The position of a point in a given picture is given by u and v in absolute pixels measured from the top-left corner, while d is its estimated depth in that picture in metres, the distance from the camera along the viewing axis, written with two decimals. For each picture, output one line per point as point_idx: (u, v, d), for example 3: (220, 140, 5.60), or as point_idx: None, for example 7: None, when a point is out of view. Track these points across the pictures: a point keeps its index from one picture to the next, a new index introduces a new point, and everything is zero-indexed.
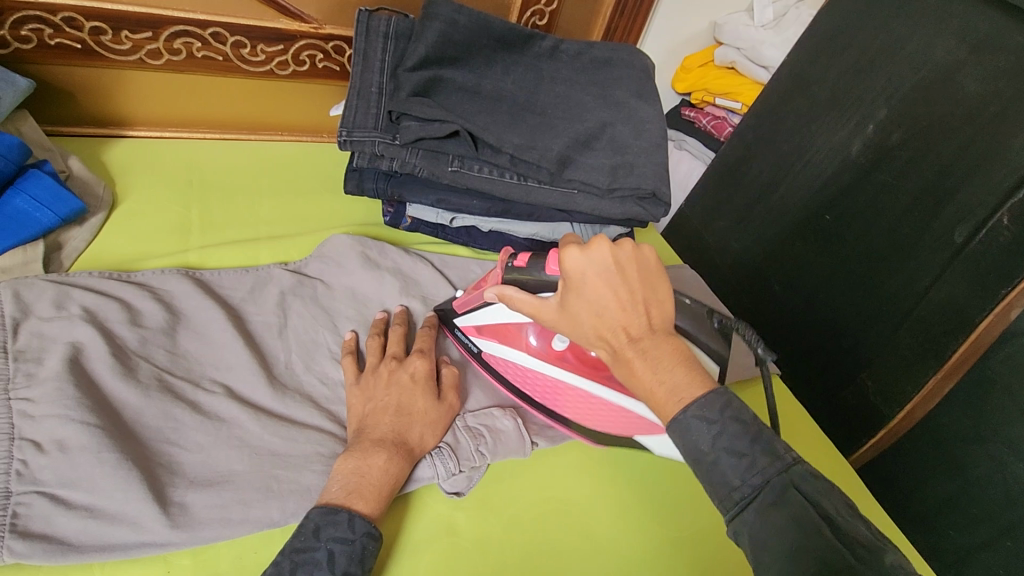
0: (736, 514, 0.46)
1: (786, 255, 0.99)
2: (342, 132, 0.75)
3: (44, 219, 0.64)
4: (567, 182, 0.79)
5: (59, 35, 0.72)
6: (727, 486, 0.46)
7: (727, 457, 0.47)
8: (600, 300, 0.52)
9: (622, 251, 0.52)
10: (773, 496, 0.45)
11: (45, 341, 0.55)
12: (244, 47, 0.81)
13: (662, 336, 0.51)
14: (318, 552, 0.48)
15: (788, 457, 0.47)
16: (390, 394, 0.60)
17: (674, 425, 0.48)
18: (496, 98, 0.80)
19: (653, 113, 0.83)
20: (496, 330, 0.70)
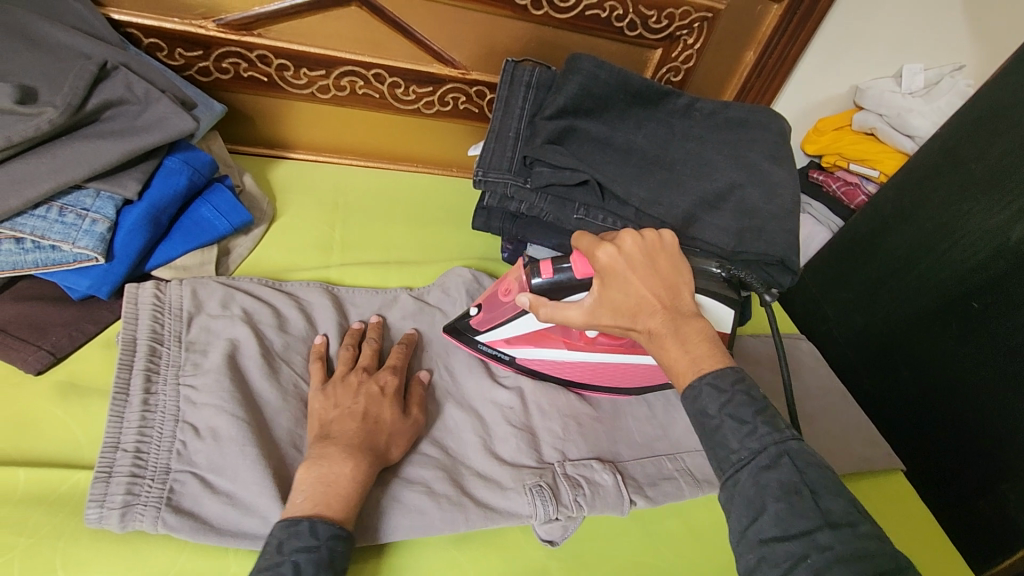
0: (730, 476, 0.46)
1: (920, 341, 0.91)
2: (478, 171, 0.79)
3: (220, 227, 0.73)
4: (690, 240, 0.78)
5: (252, 69, 0.83)
6: (726, 450, 0.47)
7: (732, 422, 0.47)
8: (629, 282, 0.55)
9: (646, 239, 0.56)
10: (767, 461, 0.45)
11: (210, 335, 0.63)
12: (399, 87, 0.89)
13: (688, 315, 0.54)
14: (283, 565, 0.46)
15: (790, 433, 0.46)
16: (356, 402, 0.59)
17: (689, 393, 0.50)
18: (626, 150, 0.81)
19: (787, 177, 0.80)
20: (532, 337, 0.69)
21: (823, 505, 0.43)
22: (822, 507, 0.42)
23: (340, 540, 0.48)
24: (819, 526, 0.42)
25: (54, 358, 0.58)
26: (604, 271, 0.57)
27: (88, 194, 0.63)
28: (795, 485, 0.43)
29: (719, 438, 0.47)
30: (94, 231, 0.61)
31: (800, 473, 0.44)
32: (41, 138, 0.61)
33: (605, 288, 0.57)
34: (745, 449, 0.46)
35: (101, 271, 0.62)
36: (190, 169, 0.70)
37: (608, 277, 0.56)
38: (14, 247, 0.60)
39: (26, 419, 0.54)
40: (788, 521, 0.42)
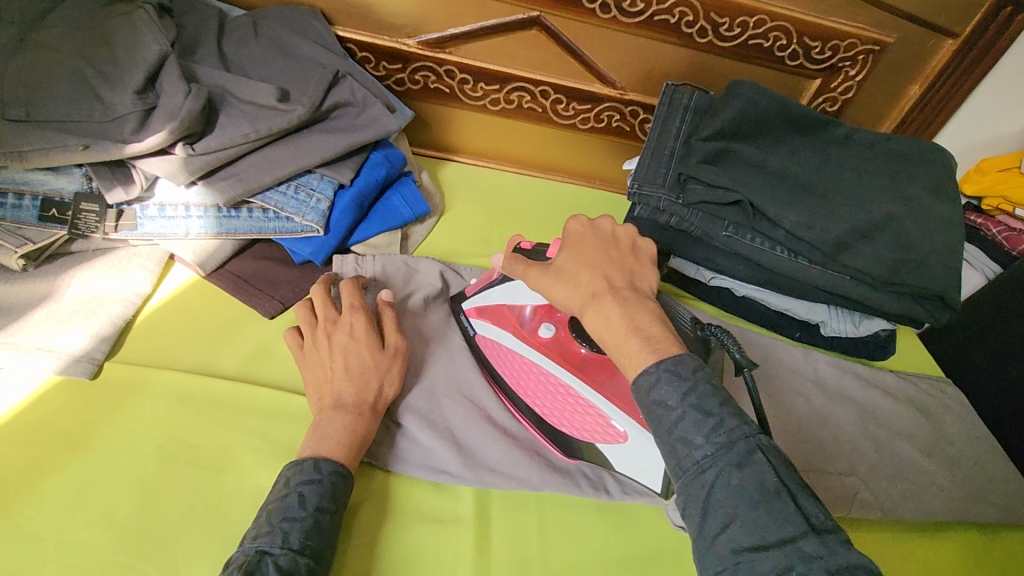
0: (697, 478, 0.45)
1: None
2: (633, 184, 0.85)
3: (405, 214, 0.84)
4: (841, 266, 0.79)
5: (438, 82, 0.96)
6: (688, 445, 0.46)
7: (693, 415, 0.46)
8: (590, 257, 0.57)
9: (621, 231, 0.60)
10: (738, 459, 0.44)
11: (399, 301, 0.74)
12: (561, 103, 0.98)
13: (644, 296, 0.55)
14: (289, 496, 0.51)
15: (756, 429, 0.46)
16: (329, 360, 0.60)
17: (646, 379, 0.49)
18: (780, 175, 0.83)
19: (950, 214, 0.80)
20: (497, 314, 0.69)
21: (805, 509, 0.42)
22: (805, 511, 0.42)
23: (340, 475, 0.54)
24: (804, 533, 0.41)
25: (283, 307, 0.71)
26: (573, 244, 0.59)
27: (315, 177, 0.76)
28: (770, 483, 0.43)
29: (680, 432, 0.46)
30: (319, 208, 0.74)
31: (774, 471, 0.44)
32: (289, 130, 0.74)
33: (564, 258, 0.58)
34: (711, 445, 0.45)
35: (319, 241, 0.75)
36: (389, 163, 0.82)
37: (572, 250, 0.58)
38: (261, 215, 0.74)
39: (263, 352, 0.67)
40: (766, 529, 0.41)
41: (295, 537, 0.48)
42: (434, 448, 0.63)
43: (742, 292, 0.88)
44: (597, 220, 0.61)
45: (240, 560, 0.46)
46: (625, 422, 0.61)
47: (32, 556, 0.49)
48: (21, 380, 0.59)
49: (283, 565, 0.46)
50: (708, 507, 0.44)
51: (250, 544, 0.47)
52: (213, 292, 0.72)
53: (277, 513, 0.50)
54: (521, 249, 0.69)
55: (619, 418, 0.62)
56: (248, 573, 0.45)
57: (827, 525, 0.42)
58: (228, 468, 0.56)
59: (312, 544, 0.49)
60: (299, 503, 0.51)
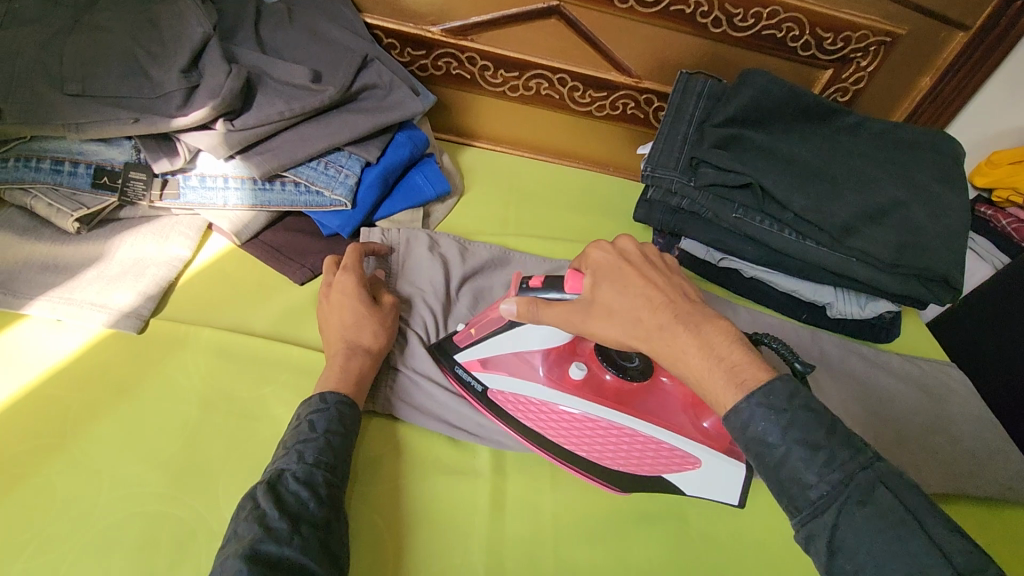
0: (813, 516, 0.45)
1: None
2: (647, 167, 0.89)
3: (427, 192, 0.88)
4: (847, 248, 0.82)
5: (460, 68, 1.00)
6: (802, 484, 0.45)
7: (800, 451, 0.46)
8: (631, 282, 0.55)
9: (643, 248, 0.59)
10: (861, 495, 0.44)
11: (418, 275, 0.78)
12: (578, 91, 1.01)
13: (709, 317, 0.53)
14: (301, 423, 0.55)
15: (872, 455, 0.45)
16: (328, 312, 0.65)
17: (738, 419, 0.48)
18: (790, 160, 0.86)
19: (957, 200, 0.82)
20: (511, 362, 0.66)
21: (943, 545, 0.42)
22: (943, 548, 0.42)
23: (345, 404, 0.58)
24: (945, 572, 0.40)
25: (313, 274, 0.76)
26: (606, 272, 0.57)
27: (344, 154, 0.80)
28: (898, 519, 0.42)
29: (788, 470, 0.46)
30: (347, 183, 0.79)
31: (898, 506, 0.43)
32: (321, 109, 0.79)
33: (608, 291, 0.56)
34: (826, 482, 0.44)
35: (347, 215, 0.80)
36: (412, 144, 0.86)
37: (612, 278, 0.56)
38: (293, 188, 0.79)
39: (295, 314, 0.71)
40: (897, 567, 0.41)
41: (310, 453, 0.53)
42: (449, 404, 0.68)
43: (751, 274, 0.90)
44: (620, 244, 0.59)
45: (265, 478, 0.51)
46: (699, 450, 0.62)
47: (88, 485, 0.53)
48: (76, 332, 0.63)
49: (302, 477, 0.51)
50: (835, 548, 0.44)
51: (271, 465, 0.52)
52: (248, 261, 0.77)
53: (292, 439, 0.54)
54: (528, 286, 0.61)
55: (693, 447, 0.62)
56: (270, 486, 0.50)
57: (973, 563, 0.40)
58: (264, 417, 0.61)
59: (326, 460, 0.53)
60: (309, 428, 0.55)
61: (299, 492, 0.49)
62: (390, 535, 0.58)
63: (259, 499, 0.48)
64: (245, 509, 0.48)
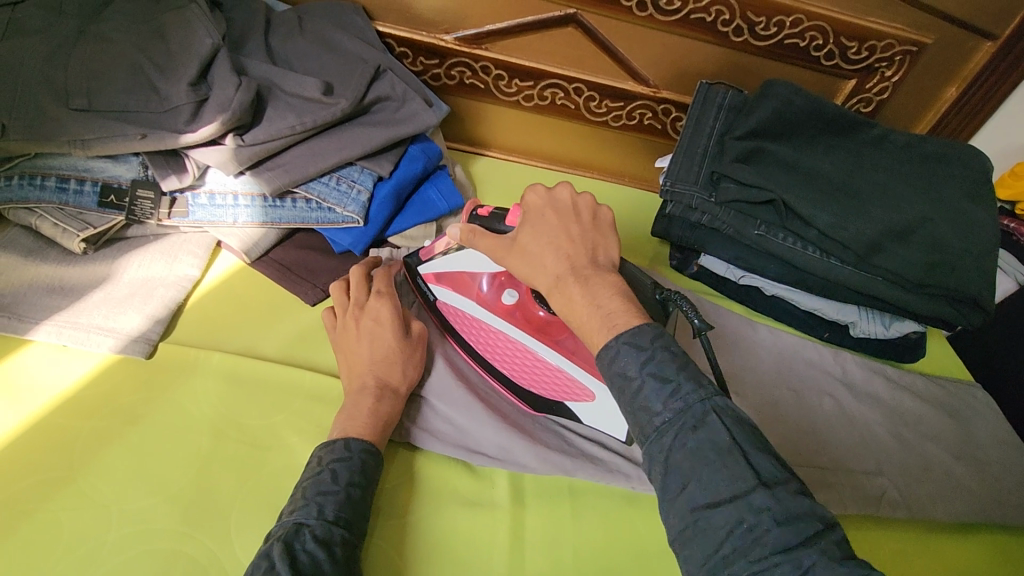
0: (653, 440, 0.46)
1: None
2: (666, 182, 0.86)
3: (440, 207, 0.85)
4: (873, 267, 0.80)
5: (473, 77, 0.97)
6: (649, 412, 0.47)
7: (652, 383, 0.47)
8: (549, 233, 0.57)
9: (577, 199, 0.59)
10: (694, 421, 0.45)
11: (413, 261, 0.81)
12: (594, 101, 0.99)
13: (603, 270, 0.55)
14: (323, 472, 0.53)
15: (712, 388, 0.47)
16: (359, 341, 0.63)
17: (605, 352, 0.50)
18: (813, 175, 0.83)
19: (986, 217, 0.80)
20: (455, 282, 0.72)
21: (755, 464, 0.43)
22: (755, 466, 0.43)
23: (369, 453, 0.56)
24: (753, 487, 0.42)
25: (324, 294, 0.74)
26: (531, 218, 0.58)
27: (356, 169, 0.78)
28: (725, 444, 0.44)
29: (640, 401, 0.47)
30: (360, 199, 0.76)
31: (727, 431, 0.44)
32: (333, 122, 0.77)
33: (525, 236, 0.58)
34: (669, 411, 0.46)
35: (359, 232, 0.78)
36: (426, 157, 0.84)
37: (534, 228, 0.58)
38: (304, 205, 0.76)
39: (307, 337, 0.69)
40: (716, 488, 0.43)
41: (329, 509, 0.50)
42: (474, 430, 0.66)
43: (772, 291, 0.88)
44: (555, 191, 0.60)
45: (280, 531, 0.49)
46: (593, 385, 0.65)
47: (98, 524, 0.52)
48: (84, 359, 0.62)
49: (320, 535, 0.48)
50: (668, 470, 0.45)
51: (287, 517, 0.50)
52: (258, 279, 0.75)
53: (312, 488, 0.52)
54: (477, 215, 0.67)
55: (586, 380, 0.66)
56: (286, 543, 0.47)
57: (780, 479, 0.43)
58: (277, 448, 0.59)
59: (345, 515, 0.51)
60: (330, 478, 0.53)
61: (315, 551, 0.47)
62: (404, 571, 0.56)
63: (273, 558, 0.45)
64: (256, 568, 0.45)
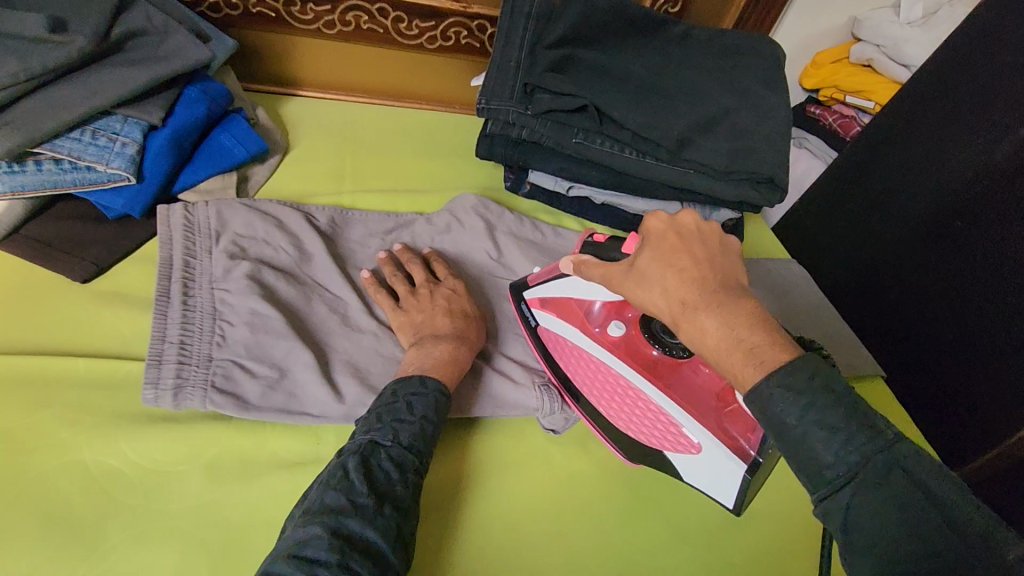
0: (830, 494, 0.40)
1: (892, 267, 0.95)
2: (481, 100, 0.82)
3: (239, 154, 0.77)
4: (684, 161, 0.82)
5: (260, 5, 0.86)
6: (816, 463, 0.40)
7: (819, 433, 0.40)
8: (671, 257, 0.49)
9: (704, 223, 0.52)
10: (876, 479, 0.39)
11: (245, 241, 0.68)
12: (402, 22, 0.92)
13: (735, 294, 0.47)
14: (398, 403, 0.55)
15: (895, 438, 0.40)
16: (423, 313, 0.65)
17: (754, 394, 0.43)
18: (625, 78, 0.84)
19: (778, 102, 0.85)
20: (564, 308, 0.68)
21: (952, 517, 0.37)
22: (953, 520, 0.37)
23: (443, 393, 0.57)
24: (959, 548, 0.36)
25: (98, 269, 0.64)
26: (651, 242, 0.52)
27: (117, 119, 0.67)
28: (915, 501, 0.38)
29: (807, 449, 0.41)
30: (125, 153, 0.66)
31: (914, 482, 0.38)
32: (71, 65, 0.64)
33: (644, 259, 0.52)
34: (843, 463, 0.40)
35: (133, 191, 0.67)
36: (208, 99, 0.74)
37: (655, 251, 0.51)
38: (53, 167, 0.65)
39: (81, 319, 0.60)
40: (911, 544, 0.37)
41: (405, 436, 0.53)
42: (303, 390, 0.58)
43: (601, 199, 0.89)
44: (677, 214, 0.53)
45: (356, 448, 0.51)
46: (697, 433, 0.59)
47: None
48: None
49: (395, 458, 0.51)
50: (850, 528, 0.39)
51: (363, 435, 0.52)
52: (11, 263, 0.63)
53: (386, 414, 0.54)
54: (591, 242, 0.64)
55: (695, 430, 0.59)
56: (362, 459, 0.50)
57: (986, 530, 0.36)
58: (45, 449, 0.51)
59: (418, 447, 0.54)
60: (406, 409, 0.55)
61: (390, 473, 0.50)
62: None
63: (351, 471, 0.49)
64: (334, 477, 0.49)
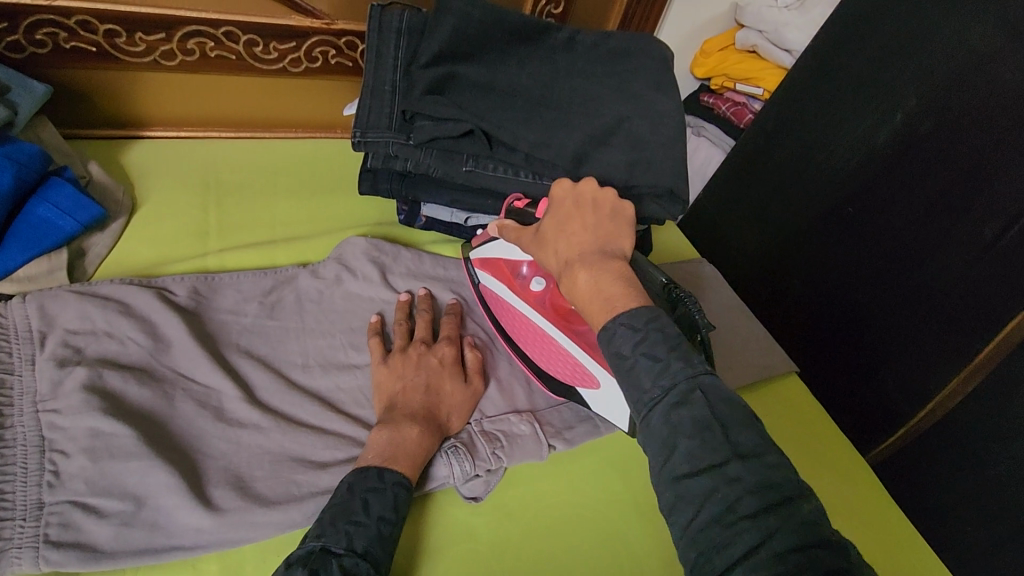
0: (645, 416, 0.46)
1: (796, 257, 0.96)
2: (356, 132, 0.74)
3: (67, 227, 0.64)
4: (583, 179, 0.78)
5: (74, 38, 0.72)
6: (640, 390, 0.47)
7: (645, 361, 0.47)
8: (565, 224, 0.59)
9: (601, 192, 0.60)
10: (679, 399, 0.45)
11: (80, 339, 0.56)
12: (257, 45, 0.80)
13: (612, 258, 0.56)
14: (353, 499, 0.50)
15: (703, 369, 0.46)
16: (420, 375, 0.62)
17: (603, 332, 0.50)
18: (512, 93, 0.77)
19: (672, 106, 0.82)
20: (498, 267, 0.72)
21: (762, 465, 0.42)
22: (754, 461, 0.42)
23: (402, 486, 0.53)
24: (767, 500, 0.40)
25: None
26: (553, 208, 0.61)
27: None
28: (721, 441, 0.42)
29: (637, 381, 0.47)
30: None
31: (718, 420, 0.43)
32: None
33: (546, 224, 0.61)
34: (658, 388, 0.46)
35: None
36: (14, 165, 0.62)
37: (554, 217, 0.61)
38: None
39: None
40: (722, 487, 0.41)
41: (358, 541, 0.48)
42: (168, 517, 0.49)
43: None
44: (580, 184, 0.62)
45: (303, 557, 0.47)
46: (596, 371, 0.63)
47: None
48: None
49: (348, 568, 0.46)
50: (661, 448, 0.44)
51: (312, 540, 0.47)
52: None
53: (340, 515, 0.49)
54: (513, 208, 0.69)
55: (594, 368, 0.63)
56: (311, 570, 0.45)
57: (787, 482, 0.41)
58: None
59: (373, 552, 0.48)
60: (361, 508, 0.50)
61: None
62: None
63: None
64: None
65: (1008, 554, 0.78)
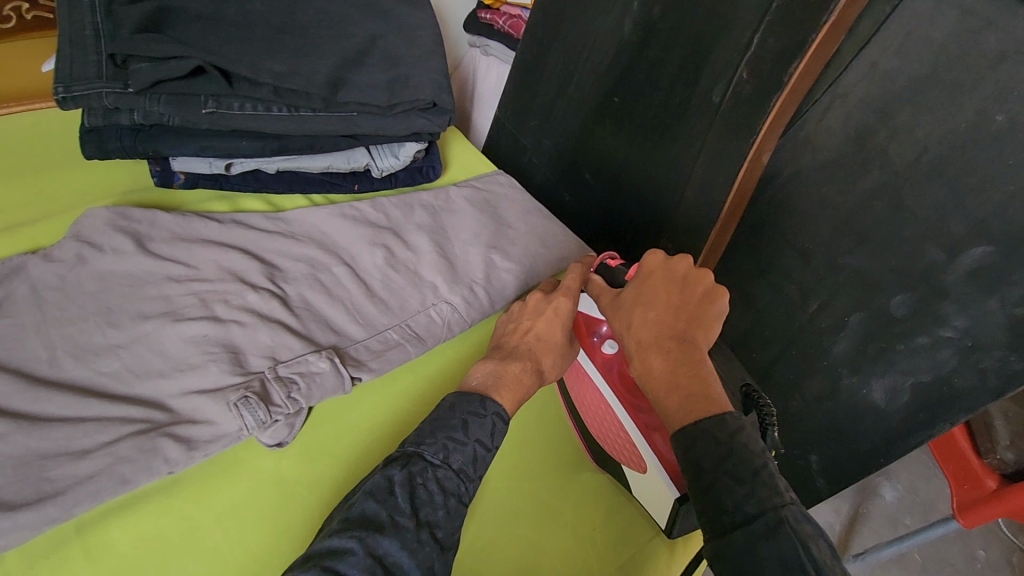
0: (720, 533, 0.45)
1: (585, 153, 1.02)
2: (58, 88, 0.62)
3: None
4: (343, 105, 0.74)
5: None
6: (720, 509, 0.46)
7: (726, 480, 0.47)
8: (650, 296, 0.58)
9: (696, 271, 0.59)
10: (767, 528, 0.44)
11: None
12: None
13: (689, 346, 0.54)
14: (454, 421, 0.54)
15: (791, 503, 0.45)
16: (526, 315, 0.66)
17: (681, 432, 0.50)
18: (245, 24, 0.72)
19: (424, 21, 0.82)
20: (574, 321, 0.68)
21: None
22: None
23: (501, 418, 0.56)
24: None
25: None
26: (642, 275, 0.60)
27: None
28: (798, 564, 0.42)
29: (713, 496, 0.47)
30: None
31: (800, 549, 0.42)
32: None
33: (629, 291, 0.60)
34: (743, 512, 0.45)
35: None
36: None
37: (638, 284, 0.60)
38: None
39: None
40: None
41: (455, 459, 0.53)
42: None
43: (274, 167, 0.79)
44: (676, 257, 0.60)
45: (401, 458, 0.53)
46: (646, 457, 0.61)
47: None
48: None
49: (443, 482, 0.52)
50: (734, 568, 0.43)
51: (411, 446, 0.53)
52: None
53: (438, 427, 0.55)
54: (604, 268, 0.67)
55: (647, 455, 0.60)
56: (408, 474, 0.51)
57: None
58: None
59: (468, 470, 0.54)
60: (461, 428, 0.54)
61: (433, 494, 0.51)
62: None
63: (396, 487, 0.50)
64: (377, 486, 0.50)
65: (778, 370, 0.92)
